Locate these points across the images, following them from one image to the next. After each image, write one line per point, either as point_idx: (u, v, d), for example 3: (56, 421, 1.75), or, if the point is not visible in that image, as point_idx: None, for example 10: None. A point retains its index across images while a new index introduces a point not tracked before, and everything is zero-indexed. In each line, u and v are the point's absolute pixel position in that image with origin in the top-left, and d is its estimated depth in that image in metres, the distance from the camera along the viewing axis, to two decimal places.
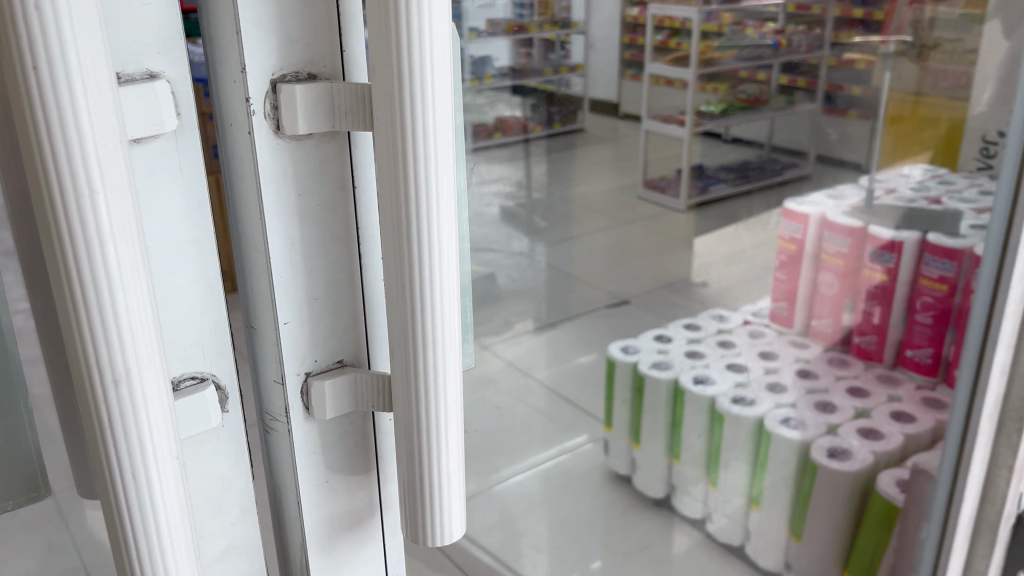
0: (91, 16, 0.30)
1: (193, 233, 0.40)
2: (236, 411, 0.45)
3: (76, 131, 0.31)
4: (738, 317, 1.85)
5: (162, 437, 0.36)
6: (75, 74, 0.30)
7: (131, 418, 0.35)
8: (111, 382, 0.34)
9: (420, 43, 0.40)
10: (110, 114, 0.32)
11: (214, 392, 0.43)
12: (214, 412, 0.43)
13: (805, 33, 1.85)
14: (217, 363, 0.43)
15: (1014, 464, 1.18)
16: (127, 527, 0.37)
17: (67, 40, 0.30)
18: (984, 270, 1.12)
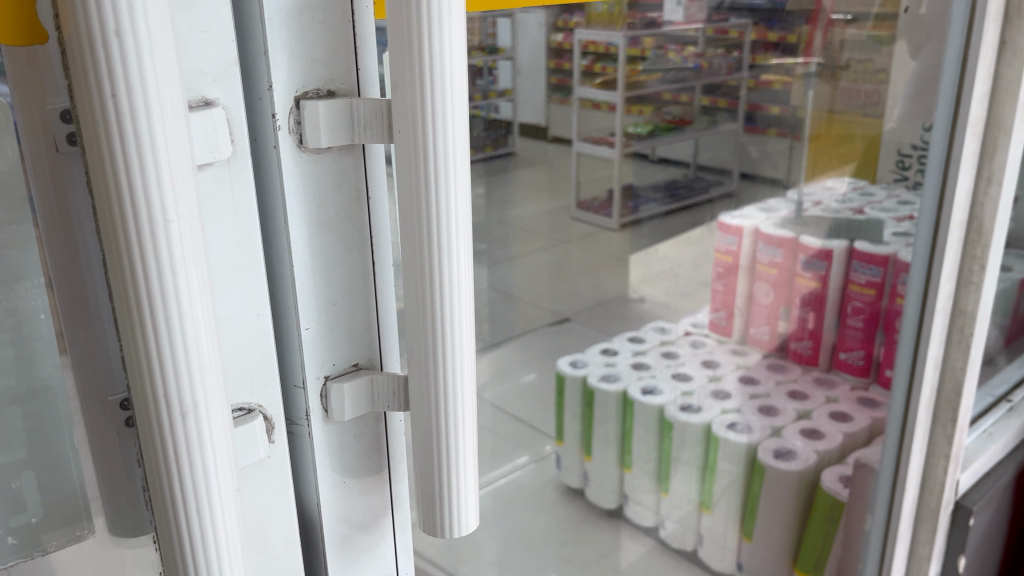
0: (170, 57, 0.35)
1: (239, 258, 0.46)
2: (281, 440, 0.51)
3: (152, 164, 0.35)
4: (681, 325, 1.53)
5: (218, 438, 0.41)
6: (152, 109, 0.34)
7: (194, 422, 0.40)
8: (177, 387, 0.39)
9: (439, 68, 0.44)
10: (182, 148, 0.36)
11: (262, 422, 0.49)
12: (261, 441, 0.49)
13: (725, 56, 1.21)
14: (262, 394, 0.50)
15: (949, 452, 1.28)
16: (182, 522, 0.41)
17: (152, 98, 0.34)
18: (916, 271, 1.20)
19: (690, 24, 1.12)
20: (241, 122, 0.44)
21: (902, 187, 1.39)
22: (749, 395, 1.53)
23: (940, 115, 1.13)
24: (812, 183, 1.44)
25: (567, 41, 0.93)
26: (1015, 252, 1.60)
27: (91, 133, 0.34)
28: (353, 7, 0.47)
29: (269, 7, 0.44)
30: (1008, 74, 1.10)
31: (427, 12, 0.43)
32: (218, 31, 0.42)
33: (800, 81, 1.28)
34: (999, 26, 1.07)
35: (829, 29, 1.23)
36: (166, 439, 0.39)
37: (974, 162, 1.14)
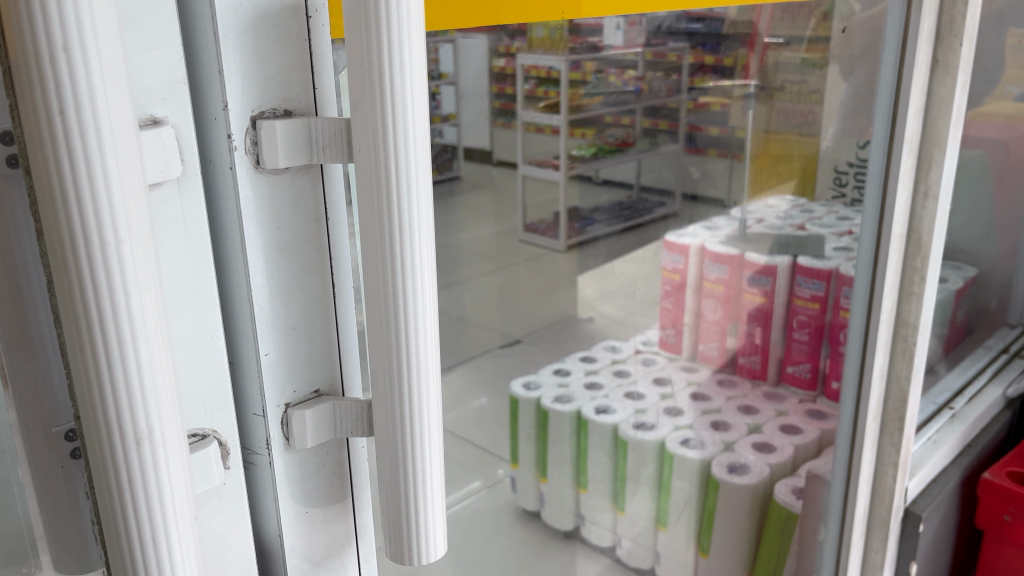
0: (120, 69, 0.34)
1: (190, 284, 0.45)
2: (237, 465, 0.50)
3: (101, 181, 0.34)
4: (631, 343, 1.46)
5: (175, 465, 0.40)
6: (101, 124, 0.33)
7: (149, 450, 0.38)
8: (129, 412, 0.37)
9: (401, 87, 0.43)
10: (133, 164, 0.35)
11: (217, 448, 0.47)
12: (217, 467, 0.48)
13: (665, 78, 1.16)
14: (216, 419, 0.48)
15: (897, 460, 1.31)
16: (138, 555, 0.39)
17: (101, 117, 0.33)
18: (861, 284, 1.23)
19: (630, 48, 1.07)
20: (190, 141, 0.43)
21: (841, 204, 1.46)
22: (701, 411, 1.53)
23: (878, 132, 1.16)
24: (755, 202, 1.43)
25: (511, 66, 0.86)
26: (949, 263, 1.65)
27: (37, 149, 0.33)
28: (308, 25, 0.47)
29: (221, 25, 0.43)
30: (941, 91, 1.14)
31: (387, 34, 0.42)
32: (166, 48, 0.41)
33: (738, 102, 1.28)
34: (931, 45, 1.12)
35: (765, 52, 1.23)
36: (120, 469, 0.38)
37: (912, 176, 1.18)
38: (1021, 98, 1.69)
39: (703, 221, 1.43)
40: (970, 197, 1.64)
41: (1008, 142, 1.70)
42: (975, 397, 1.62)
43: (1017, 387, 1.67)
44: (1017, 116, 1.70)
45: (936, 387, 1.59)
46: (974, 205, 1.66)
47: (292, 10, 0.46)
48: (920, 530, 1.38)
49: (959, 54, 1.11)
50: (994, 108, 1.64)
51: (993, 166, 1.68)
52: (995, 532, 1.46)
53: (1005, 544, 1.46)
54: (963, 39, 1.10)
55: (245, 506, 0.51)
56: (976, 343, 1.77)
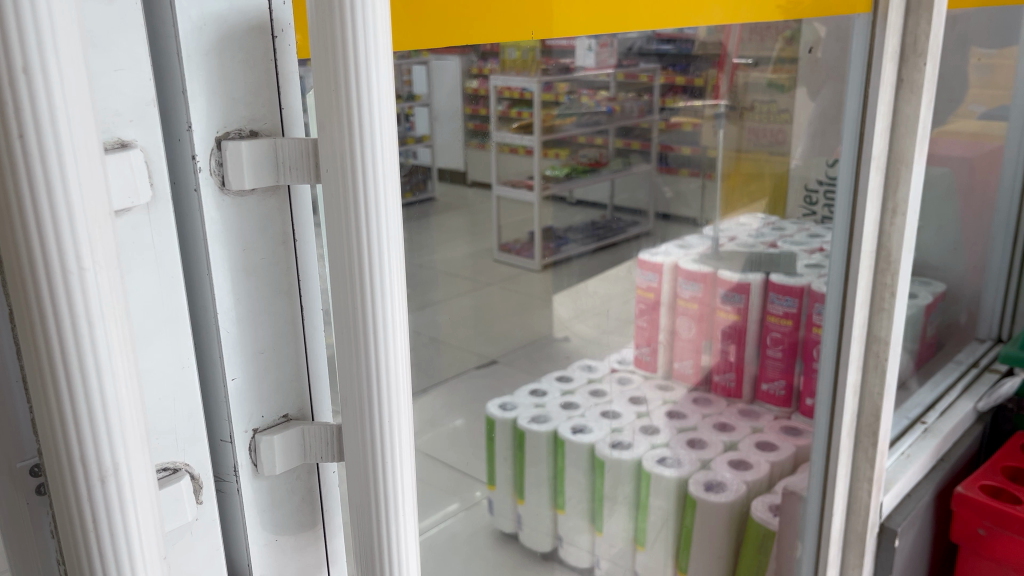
0: (84, 95, 0.33)
1: (158, 312, 0.44)
2: (210, 500, 0.48)
3: (65, 210, 0.33)
4: (607, 361, 1.46)
5: (143, 500, 0.38)
6: (64, 150, 0.32)
7: (114, 484, 0.37)
8: (93, 448, 0.36)
9: (368, 109, 0.43)
10: (100, 192, 0.34)
11: (189, 482, 0.46)
12: (188, 500, 0.46)
13: (637, 98, 1.17)
14: (188, 452, 0.47)
15: (872, 475, 1.32)
16: None
17: (64, 141, 0.32)
18: (833, 301, 1.24)
19: (602, 71, 1.06)
20: (159, 164, 0.42)
21: (811, 222, 1.50)
22: (677, 429, 1.52)
23: (846, 150, 1.17)
24: (727, 219, 1.46)
25: (485, 86, 0.85)
26: (919, 279, 1.68)
27: None
28: (275, 44, 0.46)
29: (186, 44, 0.42)
30: (906, 109, 1.16)
31: (354, 56, 0.42)
32: (133, 68, 0.40)
33: (709, 121, 1.28)
34: (896, 65, 1.13)
35: (734, 73, 1.23)
36: (84, 505, 0.37)
37: (880, 193, 1.20)
38: (984, 117, 1.73)
39: (674, 239, 1.44)
40: (938, 214, 1.67)
41: (973, 160, 1.73)
42: (947, 412, 1.63)
43: (988, 401, 1.69)
44: (981, 134, 1.74)
45: (908, 402, 1.61)
46: (941, 222, 1.69)
47: (258, 30, 0.45)
48: (896, 545, 1.39)
49: (924, 73, 1.13)
50: (959, 126, 1.67)
51: (959, 183, 1.71)
52: (970, 546, 1.47)
53: (980, 558, 1.47)
54: (927, 58, 1.12)
55: (216, 539, 0.49)
56: (947, 358, 1.79)
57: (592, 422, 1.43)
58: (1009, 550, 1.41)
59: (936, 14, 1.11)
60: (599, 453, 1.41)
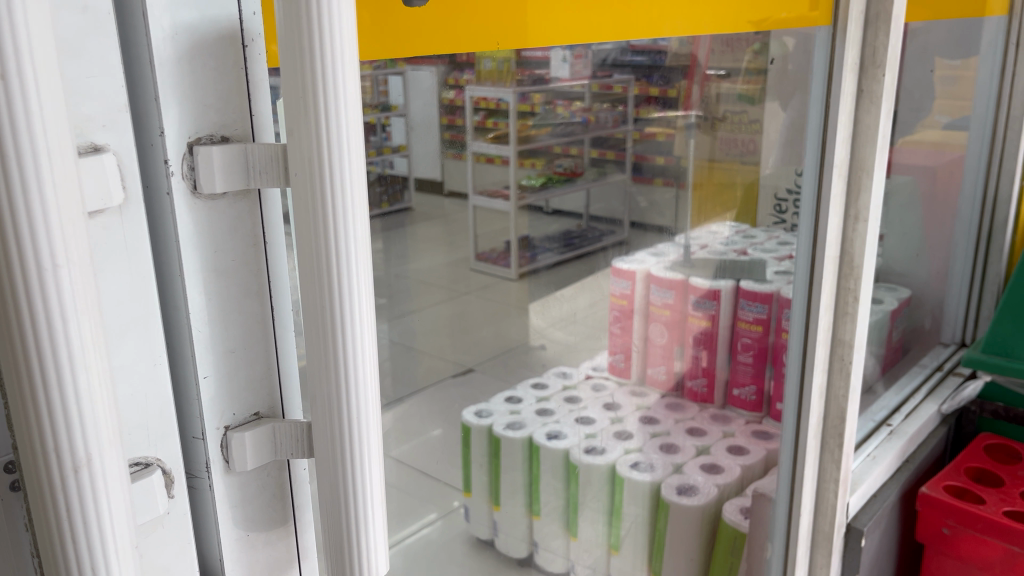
0: (58, 96, 0.34)
1: (129, 311, 0.45)
2: (181, 495, 0.50)
3: (40, 211, 0.34)
4: (581, 369, 1.45)
5: (115, 492, 0.39)
6: (42, 148, 0.34)
7: (88, 476, 0.38)
8: (65, 440, 0.37)
9: (336, 115, 0.45)
10: (74, 192, 0.36)
11: (160, 476, 0.47)
12: (160, 494, 0.48)
13: (611, 109, 1.19)
14: (159, 448, 0.48)
15: (838, 477, 1.35)
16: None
17: (40, 143, 0.34)
18: (798, 306, 1.27)
19: (575, 82, 1.10)
20: (131, 166, 0.44)
21: (781, 229, 1.49)
22: (650, 434, 1.55)
23: (810, 158, 1.21)
24: (699, 228, 1.44)
25: (460, 99, 0.84)
26: (885, 285, 1.71)
27: None
28: (245, 53, 0.48)
29: (158, 52, 0.44)
30: (866, 119, 1.19)
31: (322, 66, 0.44)
32: (106, 75, 0.42)
33: (681, 132, 1.30)
34: (856, 75, 1.17)
35: (705, 83, 1.26)
36: (58, 496, 0.38)
37: (843, 201, 1.23)
38: (948, 126, 1.77)
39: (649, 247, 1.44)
40: (902, 221, 1.71)
41: (936, 169, 1.78)
42: (912, 414, 1.67)
43: (951, 403, 1.73)
44: (944, 143, 1.78)
45: (874, 405, 1.64)
46: (906, 229, 1.73)
47: (228, 38, 0.47)
48: (862, 544, 1.42)
49: (882, 84, 1.16)
50: (922, 136, 1.72)
51: (922, 190, 1.75)
52: (936, 546, 1.50)
53: (946, 557, 1.50)
54: (886, 69, 1.16)
55: (188, 534, 0.51)
56: (912, 361, 1.83)
57: (566, 427, 1.44)
58: (973, 548, 1.44)
59: (894, 26, 1.15)
60: (573, 457, 1.43)
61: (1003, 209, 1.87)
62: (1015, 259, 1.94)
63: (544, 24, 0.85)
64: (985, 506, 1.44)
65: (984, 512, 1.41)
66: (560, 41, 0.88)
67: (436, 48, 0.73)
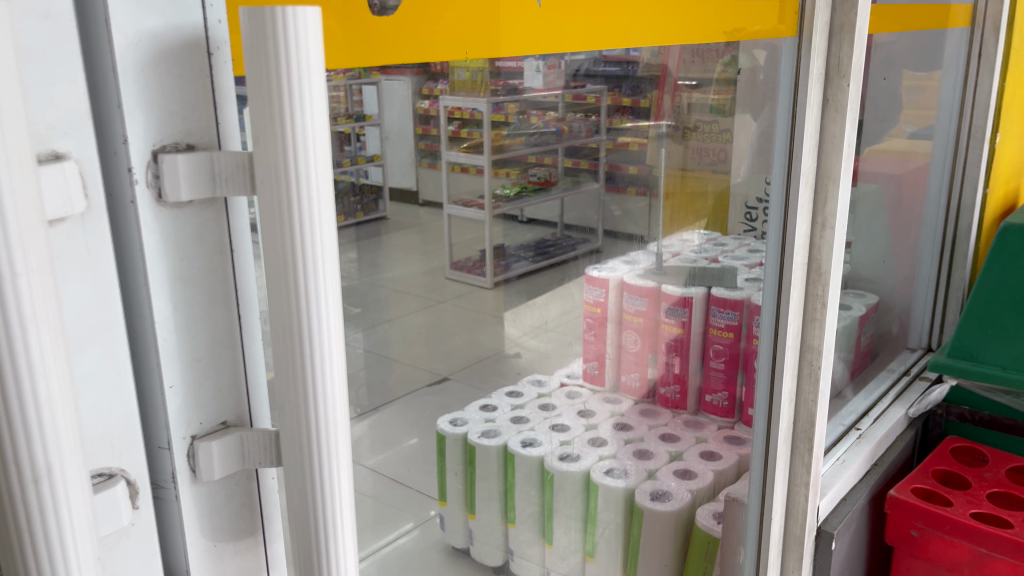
0: (16, 100, 0.34)
1: (92, 320, 0.45)
2: (145, 506, 0.49)
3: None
4: (556, 376, 1.54)
5: (77, 500, 0.39)
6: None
7: (48, 486, 0.38)
8: (24, 448, 0.37)
9: (301, 122, 0.45)
10: (31, 199, 0.35)
11: (122, 487, 0.47)
12: (124, 505, 0.47)
13: (584, 120, 1.28)
14: (124, 458, 0.48)
15: (808, 480, 1.36)
16: None
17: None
18: (767, 311, 1.28)
19: (549, 92, 1.13)
20: (94, 174, 0.44)
21: (751, 236, 1.46)
22: (624, 440, 1.54)
23: (777, 167, 1.22)
24: (670, 236, 1.47)
25: (434, 108, 0.88)
26: (852, 292, 1.75)
27: None
28: (210, 61, 0.48)
29: (121, 59, 0.43)
30: (832, 128, 1.21)
31: (287, 75, 0.44)
32: (67, 82, 0.42)
33: (652, 141, 1.33)
34: (821, 85, 1.19)
35: (676, 94, 1.28)
36: (17, 505, 0.37)
37: (810, 208, 1.25)
38: (913, 135, 1.80)
39: (621, 255, 1.47)
40: (869, 228, 1.74)
41: (901, 176, 1.81)
42: (880, 417, 1.69)
43: (918, 407, 1.75)
44: (909, 152, 1.82)
45: (843, 409, 1.67)
46: (873, 235, 1.76)
47: (193, 46, 0.47)
48: (833, 547, 1.44)
49: (847, 94, 1.18)
50: (887, 145, 1.75)
51: (888, 198, 1.78)
52: (905, 548, 1.52)
53: (915, 558, 1.52)
54: (850, 79, 1.18)
55: (153, 545, 0.50)
56: (880, 367, 1.87)
57: (541, 434, 1.45)
58: (941, 550, 1.46)
59: (858, 38, 1.17)
60: (548, 465, 1.43)
61: (966, 216, 1.89)
62: (977, 265, 1.95)
63: (516, 32, 0.83)
64: (952, 508, 1.46)
65: (951, 514, 1.43)
66: (533, 50, 0.86)
67: (413, 56, 0.70)
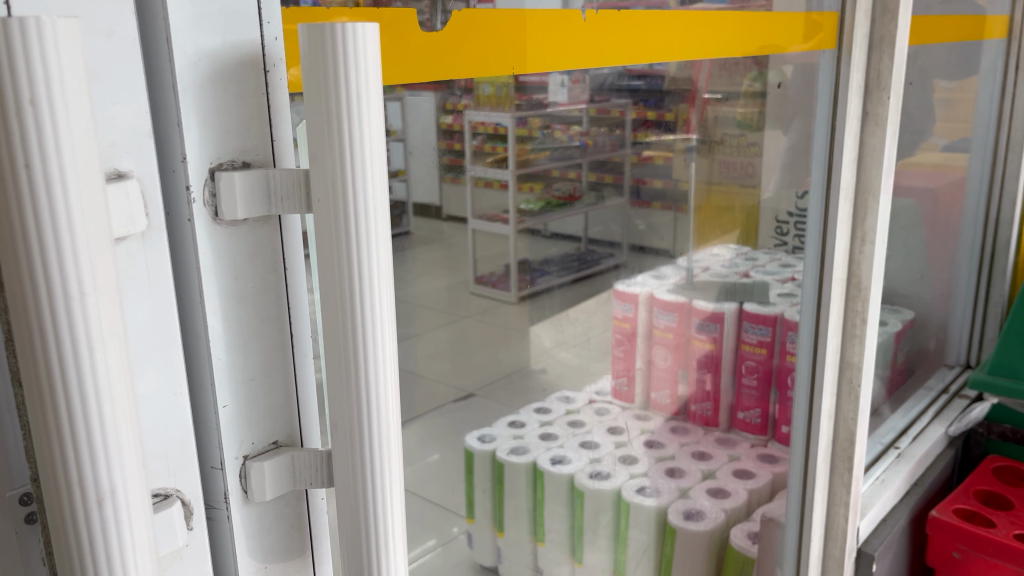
0: (84, 115, 0.34)
1: (150, 341, 0.44)
2: (200, 527, 0.48)
3: (67, 236, 0.34)
4: (584, 393, 1.44)
5: (138, 522, 0.38)
6: (70, 171, 0.33)
7: (111, 508, 0.37)
8: (85, 470, 0.36)
9: (358, 138, 0.44)
10: (100, 218, 0.35)
11: (179, 507, 0.46)
12: (179, 526, 0.46)
13: (609, 133, 1.15)
14: (179, 478, 0.47)
15: (848, 500, 1.33)
16: None
17: (67, 168, 0.33)
18: (805, 327, 1.26)
19: (573, 106, 1.02)
20: (154, 191, 0.43)
21: (782, 251, 1.54)
22: (656, 458, 1.51)
23: (816, 179, 1.21)
24: (699, 250, 1.46)
25: (458, 123, 0.78)
26: (888, 307, 1.72)
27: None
28: (267, 78, 0.47)
29: (181, 77, 0.43)
30: (872, 141, 1.20)
31: (347, 98, 0.43)
32: (130, 101, 0.41)
33: (680, 154, 1.28)
34: (860, 99, 1.18)
35: (705, 107, 1.24)
36: (80, 526, 0.37)
37: (849, 223, 1.23)
38: (947, 149, 1.77)
39: (651, 271, 1.45)
40: (904, 243, 1.71)
41: (936, 190, 1.77)
42: (919, 436, 1.66)
43: (959, 425, 1.72)
44: (944, 165, 1.78)
45: (881, 427, 1.64)
46: (907, 251, 1.73)
47: (250, 64, 0.46)
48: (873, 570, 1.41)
49: (887, 106, 1.17)
50: (922, 158, 1.72)
51: (924, 213, 1.75)
52: (947, 571, 1.49)
53: None
54: (890, 92, 1.16)
55: (206, 567, 0.49)
56: (917, 384, 1.83)
57: (571, 451, 1.40)
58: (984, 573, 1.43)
59: (898, 50, 1.16)
60: (578, 482, 1.38)
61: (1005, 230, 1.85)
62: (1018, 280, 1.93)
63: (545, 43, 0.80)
64: (995, 529, 1.43)
65: (995, 536, 1.40)
66: (564, 65, 0.84)
67: (444, 74, 0.68)
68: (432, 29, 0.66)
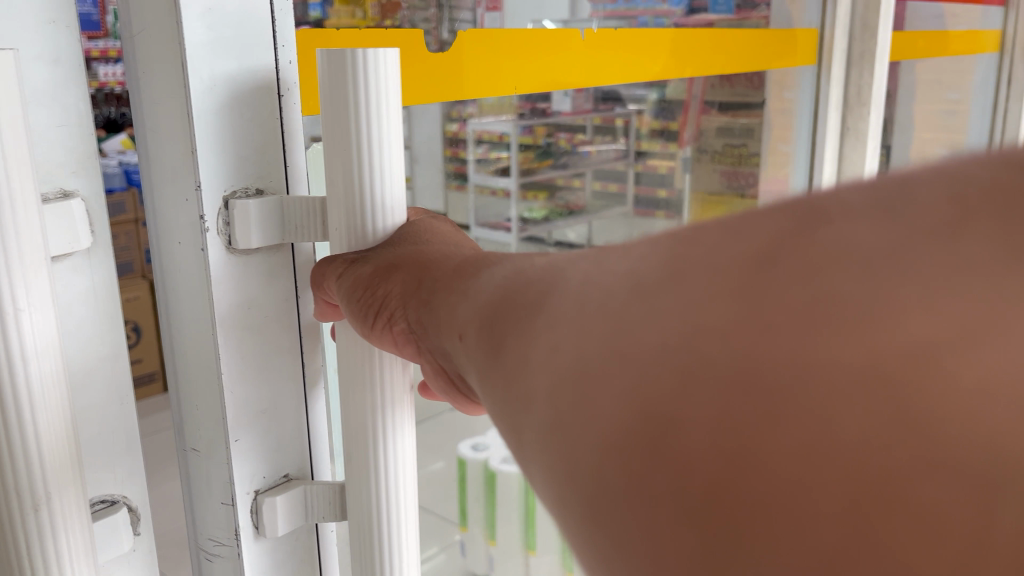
0: (18, 138, 0.36)
1: (95, 355, 0.46)
2: (147, 534, 0.50)
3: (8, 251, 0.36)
4: None
5: (76, 527, 0.40)
6: (9, 192, 0.35)
7: (49, 514, 0.38)
8: (22, 478, 0.37)
9: (378, 159, 0.43)
10: (35, 235, 0.37)
11: (125, 515, 0.47)
12: (126, 533, 0.47)
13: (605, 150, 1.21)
14: (126, 486, 0.48)
15: None
16: None
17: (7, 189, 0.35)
18: None
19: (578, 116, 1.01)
20: (99, 208, 0.44)
21: None
22: None
23: None
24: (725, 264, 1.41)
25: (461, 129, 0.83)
26: None
27: None
28: (282, 103, 0.46)
29: (198, 104, 0.42)
30: None
31: (364, 126, 0.42)
32: (75, 124, 0.42)
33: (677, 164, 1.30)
34: None
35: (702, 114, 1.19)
36: (17, 537, 0.38)
37: None
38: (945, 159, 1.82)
39: None
40: None
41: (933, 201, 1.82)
42: None
43: None
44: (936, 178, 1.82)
45: None
46: None
47: (266, 89, 0.45)
48: None
49: None
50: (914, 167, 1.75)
51: None
52: None
53: None
54: None
55: None
56: None
57: None
58: None
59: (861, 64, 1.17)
60: None
61: None
62: None
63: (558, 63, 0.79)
64: None
65: None
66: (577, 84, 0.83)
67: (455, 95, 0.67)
68: (441, 44, 0.64)
